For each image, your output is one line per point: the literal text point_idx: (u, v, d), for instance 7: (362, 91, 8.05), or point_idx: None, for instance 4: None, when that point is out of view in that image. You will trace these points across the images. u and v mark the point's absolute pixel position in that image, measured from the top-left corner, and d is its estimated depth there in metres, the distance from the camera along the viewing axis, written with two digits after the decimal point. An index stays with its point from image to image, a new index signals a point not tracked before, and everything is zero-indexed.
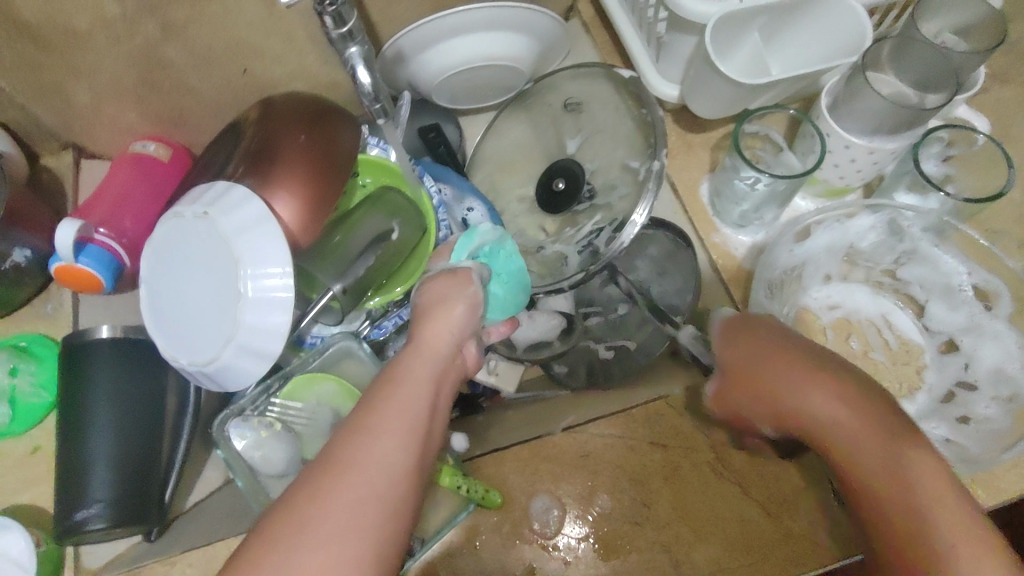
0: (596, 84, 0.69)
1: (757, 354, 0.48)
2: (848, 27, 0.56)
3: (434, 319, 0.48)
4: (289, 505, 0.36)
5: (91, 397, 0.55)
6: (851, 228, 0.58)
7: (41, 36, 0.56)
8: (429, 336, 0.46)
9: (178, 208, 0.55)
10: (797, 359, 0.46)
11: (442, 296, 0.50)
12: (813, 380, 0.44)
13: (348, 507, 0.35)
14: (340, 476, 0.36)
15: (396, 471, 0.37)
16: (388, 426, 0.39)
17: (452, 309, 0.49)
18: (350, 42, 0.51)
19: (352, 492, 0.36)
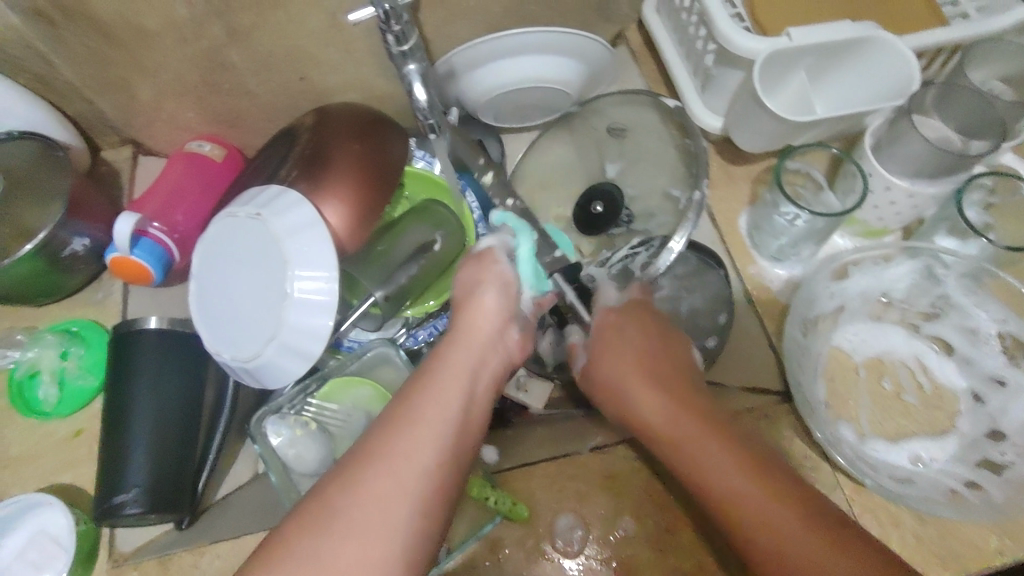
0: (643, 112, 0.72)
1: (619, 353, 0.57)
2: (896, 72, 0.56)
3: (474, 308, 0.52)
4: (327, 488, 0.40)
5: (136, 384, 0.57)
6: (886, 275, 0.59)
7: (113, 34, 0.60)
8: (468, 328, 0.51)
9: (233, 208, 0.57)
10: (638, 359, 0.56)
11: (484, 288, 0.53)
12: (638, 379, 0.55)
13: (380, 493, 0.39)
14: (373, 463, 0.40)
15: (426, 460, 0.41)
16: (421, 417, 0.43)
17: (489, 299, 0.53)
18: (408, 60, 0.52)
19: (383, 478, 0.40)
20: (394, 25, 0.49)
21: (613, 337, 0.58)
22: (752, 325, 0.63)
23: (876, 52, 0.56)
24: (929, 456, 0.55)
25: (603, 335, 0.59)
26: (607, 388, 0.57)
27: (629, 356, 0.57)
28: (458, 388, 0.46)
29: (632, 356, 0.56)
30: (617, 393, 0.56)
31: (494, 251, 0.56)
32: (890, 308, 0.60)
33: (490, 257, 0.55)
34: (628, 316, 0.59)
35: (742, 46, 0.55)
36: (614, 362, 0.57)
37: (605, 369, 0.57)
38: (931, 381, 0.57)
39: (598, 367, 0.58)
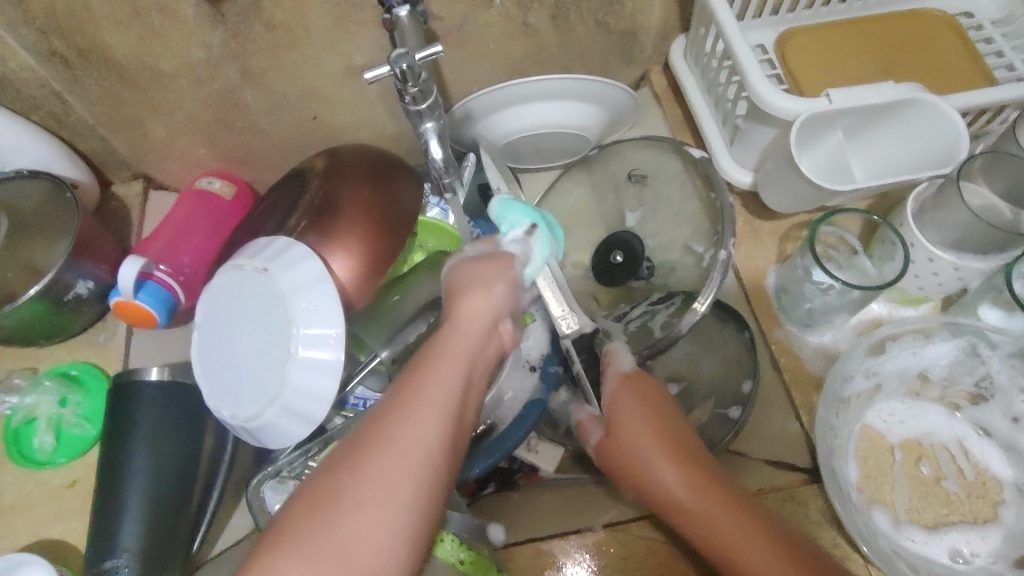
0: (664, 157, 0.68)
1: (638, 424, 0.53)
2: (941, 137, 0.53)
3: (473, 291, 0.45)
4: (327, 478, 0.37)
5: (131, 441, 0.56)
6: (927, 354, 0.56)
7: (127, 73, 0.59)
8: (468, 311, 0.44)
9: (239, 259, 0.55)
10: (656, 422, 0.53)
11: (488, 275, 0.46)
12: (664, 448, 0.52)
13: (385, 482, 0.36)
14: (376, 451, 0.37)
15: (428, 448, 0.37)
16: (424, 404, 0.38)
17: (486, 283, 0.45)
18: (425, 118, 0.50)
19: (388, 467, 0.36)
20: (412, 85, 0.46)
21: (631, 405, 0.54)
22: (778, 394, 0.59)
23: (917, 114, 0.53)
24: (970, 550, 0.50)
25: (623, 403, 0.54)
26: (622, 461, 0.53)
27: (649, 425, 0.53)
28: (459, 374, 0.41)
29: (652, 425, 0.53)
30: (630, 464, 0.52)
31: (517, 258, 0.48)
32: (927, 382, 0.56)
33: (508, 261, 0.47)
34: (647, 389, 0.55)
35: (775, 106, 0.53)
36: (634, 436, 0.53)
37: (624, 442, 0.53)
38: (974, 467, 0.53)
39: (618, 439, 0.53)
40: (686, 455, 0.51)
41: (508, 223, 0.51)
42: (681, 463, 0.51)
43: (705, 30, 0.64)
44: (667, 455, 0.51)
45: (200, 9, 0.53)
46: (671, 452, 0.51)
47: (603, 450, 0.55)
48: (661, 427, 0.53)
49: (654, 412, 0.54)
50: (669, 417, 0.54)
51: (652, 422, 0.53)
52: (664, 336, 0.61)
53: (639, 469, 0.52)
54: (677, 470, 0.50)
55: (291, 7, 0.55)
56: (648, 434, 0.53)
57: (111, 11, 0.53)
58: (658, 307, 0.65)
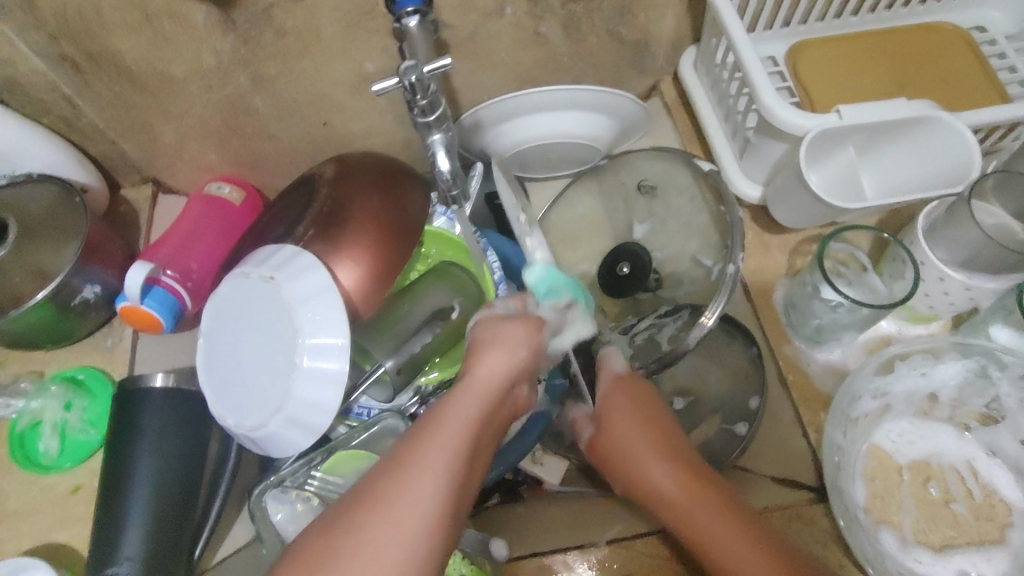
0: (675, 170, 0.68)
1: (627, 419, 0.54)
2: (952, 156, 0.52)
3: (492, 351, 0.46)
4: (321, 538, 0.36)
5: (137, 447, 0.56)
6: (937, 376, 0.55)
7: (138, 79, 0.59)
8: (484, 372, 0.45)
9: (246, 267, 0.55)
10: (649, 423, 0.53)
11: (510, 337, 0.47)
12: (655, 448, 0.52)
13: (378, 545, 0.36)
14: (373, 510, 0.37)
15: (427, 511, 0.37)
16: (427, 467, 0.38)
17: (504, 345, 0.46)
18: (434, 129, 0.50)
19: (382, 529, 0.36)
20: (420, 97, 0.46)
21: (623, 404, 0.54)
22: (785, 410, 0.59)
23: (929, 131, 0.53)
24: (977, 573, 0.50)
25: (615, 402, 0.55)
26: (613, 458, 0.54)
27: (639, 425, 0.53)
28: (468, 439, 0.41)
29: (643, 424, 0.53)
30: (623, 459, 0.53)
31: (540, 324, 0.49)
32: (936, 403, 0.56)
33: (536, 324, 0.49)
34: (639, 389, 0.55)
35: (786, 122, 0.53)
36: (625, 433, 0.53)
37: (615, 439, 0.54)
38: (982, 488, 0.52)
39: (609, 435, 0.54)
40: (677, 456, 0.52)
41: (548, 291, 0.53)
42: (671, 461, 0.51)
43: (716, 41, 0.63)
44: (654, 449, 0.52)
45: (211, 16, 0.53)
46: (660, 450, 0.52)
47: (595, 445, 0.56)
48: (652, 428, 0.53)
49: (647, 413, 0.54)
50: (661, 418, 0.54)
51: (645, 422, 0.54)
52: (673, 349, 0.60)
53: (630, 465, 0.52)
54: (668, 469, 0.51)
55: (302, 15, 0.55)
56: (640, 435, 0.53)
57: (122, 17, 0.53)
58: (665, 321, 0.64)
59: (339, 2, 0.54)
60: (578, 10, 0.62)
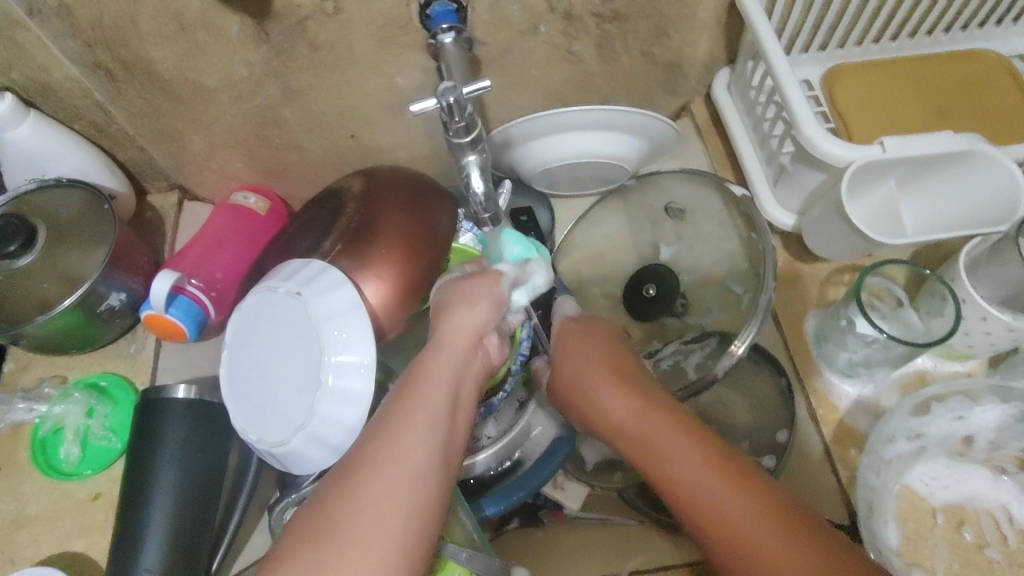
0: (704, 193, 0.66)
1: (583, 356, 0.54)
2: (997, 193, 0.51)
3: (457, 311, 0.49)
4: (318, 509, 0.38)
5: (158, 457, 0.56)
6: (974, 419, 0.54)
7: (171, 88, 0.59)
8: (452, 331, 0.47)
9: (273, 281, 0.55)
10: (604, 357, 0.53)
11: (468, 293, 0.50)
12: (610, 376, 0.51)
13: (378, 497, 0.38)
14: (367, 468, 0.39)
15: (416, 462, 0.39)
16: (407, 419, 0.41)
17: (465, 304, 0.49)
18: (469, 150, 0.49)
19: (377, 482, 0.38)
20: (457, 118, 0.46)
21: (575, 342, 0.56)
22: (815, 445, 0.58)
23: (974, 167, 0.52)
24: None
25: (567, 341, 0.56)
26: (570, 393, 0.54)
27: (589, 354, 0.54)
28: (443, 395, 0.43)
29: (592, 355, 0.54)
30: (581, 395, 0.53)
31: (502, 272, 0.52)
32: (972, 444, 0.54)
33: (496, 277, 0.51)
34: (590, 326, 0.57)
35: (828, 153, 0.51)
36: (577, 367, 0.54)
37: (568, 373, 0.54)
38: (1018, 534, 0.51)
39: (565, 374, 0.54)
40: (633, 381, 0.51)
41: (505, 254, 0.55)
42: (619, 381, 0.51)
43: (754, 65, 0.62)
44: (611, 378, 0.51)
45: (245, 28, 0.53)
46: (609, 374, 0.52)
47: (553, 385, 0.57)
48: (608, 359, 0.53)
49: (598, 347, 0.54)
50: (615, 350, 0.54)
51: (599, 356, 0.54)
52: (700, 377, 0.59)
53: (584, 397, 0.52)
54: (620, 392, 0.50)
55: (336, 29, 0.55)
56: (595, 367, 0.53)
57: (158, 27, 0.53)
58: (691, 347, 0.63)
59: (374, 17, 0.54)
60: (613, 30, 0.61)
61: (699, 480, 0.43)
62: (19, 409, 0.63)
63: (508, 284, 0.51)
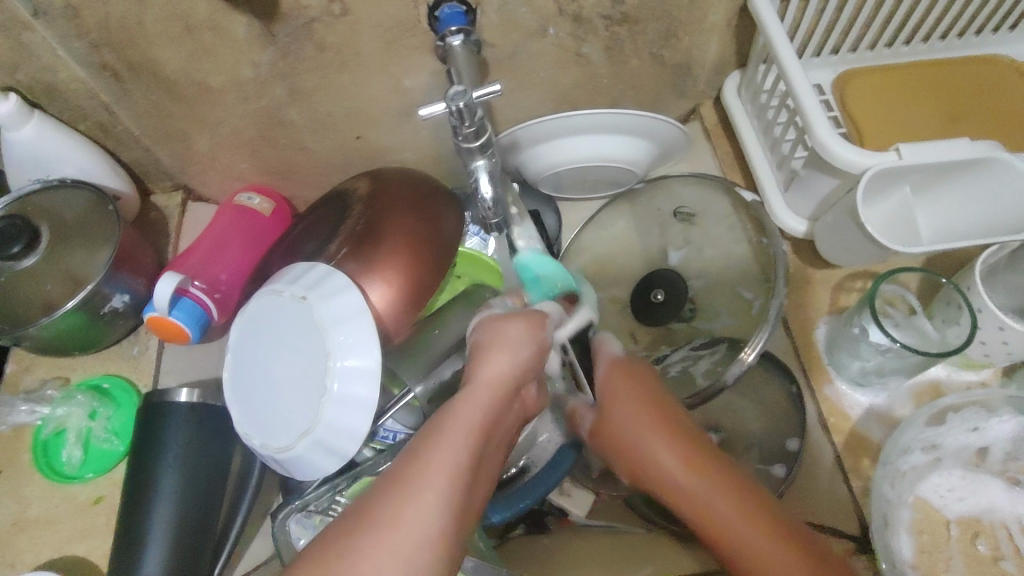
0: (713, 196, 0.65)
1: (630, 402, 0.50)
2: (1015, 198, 0.50)
3: (490, 355, 0.44)
4: (333, 548, 0.36)
5: (160, 461, 0.55)
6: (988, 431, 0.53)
7: (177, 89, 0.59)
8: (486, 375, 0.43)
9: (278, 285, 0.54)
10: (654, 403, 0.50)
11: (511, 336, 0.45)
12: (659, 427, 0.49)
13: (392, 552, 0.36)
14: (387, 519, 0.37)
15: (438, 519, 0.37)
16: (436, 476, 0.38)
17: (507, 348, 0.45)
18: (478, 155, 0.49)
19: (395, 539, 0.36)
20: (467, 124, 0.45)
21: (624, 388, 0.51)
22: (827, 453, 0.57)
23: (991, 173, 0.51)
24: None
25: (614, 388, 0.51)
26: (616, 445, 0.51)
27: (638, 407, 0.50)
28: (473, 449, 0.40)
29: (642, 405, 0.50)
30: (625, 446, 0.50)
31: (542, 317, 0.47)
32: (987, 456, 0.54)
33: (538, 320, 0.46)
34: (638, 372, 0.52)
35: (842, 158, 0.51)
36: (626, 418, 0.50)
37: (615, 423, 0.50)
38: None
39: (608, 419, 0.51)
40: (684, 434, 0.48)
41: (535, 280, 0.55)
42: (672, 434, 0.48)
43: (765, 68, 0.61)
44: (659, 430, 0.48)
45: (252, 29, 0.53)
46: (661, 429, 0.48)
47: (599, 431, 0.52)
48: (656, 405, 0.50)
49: (645, 390, 0.51)
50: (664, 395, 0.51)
51: (647, 402, 0.50)
52: (709, 383, 0.58)
53: (633, 452, 0.49)
54: (669, 447, 0.48)
55: (344, 30, 0.54)
56: (642, 417, 0.49)
57: (164, 28, 0.52)
58: (700, 353, 0.63)
59: (382, 18, 0.53)
60: (622, 32, 0.61)
61: (748, 551, 0.43)
62: (21, 411, 0.62)
63: (551, 326, 0.48)
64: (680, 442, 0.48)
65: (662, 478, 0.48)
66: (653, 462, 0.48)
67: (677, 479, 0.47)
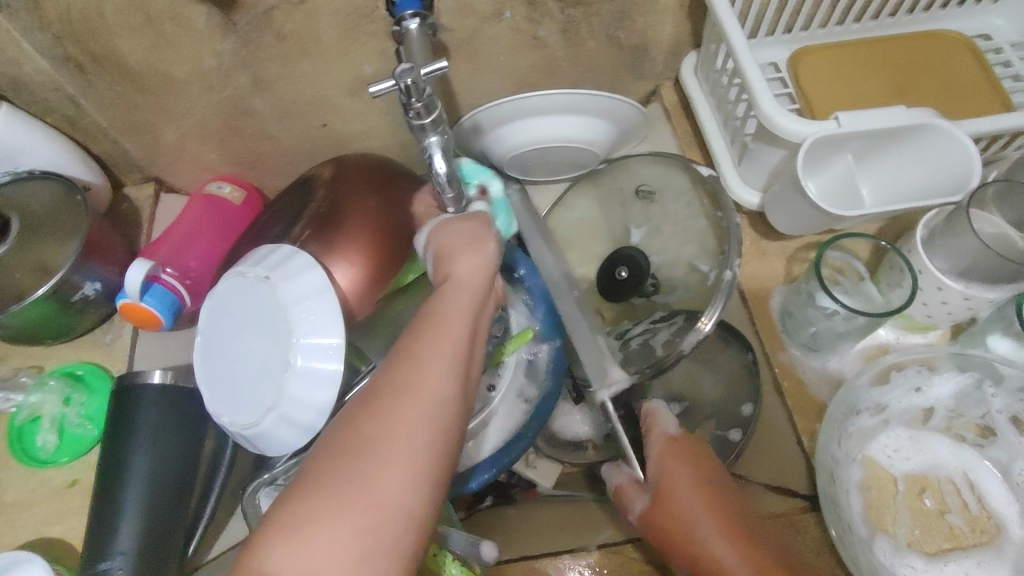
0: (673, 175, 0.67)
1: (685, 487, 0.50)
2: (951, 163, 0.52)
3: (470, 250, 0.44)
4: (354, 430, 0.36)
5: (133, 442, 0.57)
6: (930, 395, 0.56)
7: (140, 80, 0.60)
8: (463, 269, 0.43)
9: (242, 267, 0.56)
10: (710, 489, 0.50)
11: (476, 234, 0.45)
12: (714, 513, 0.49)
13: (412, 419, 0.36)
14: (401, 395, 0.37)
15: (445, 387, 0.37)
16: (440, 351, 0.38)
17: (479, 241, 0.45)
18: (430, 132, 0.50)
19: (412, 412, 0.36)
20: (416, 99, 0.47)
21: (682, 473, 0.50)
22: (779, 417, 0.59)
23: (930, 140, 0.53)
24: None
25: (669, 471, 0.51)
26: (668, 531, 0.49)
27: (698, 494, 0.49)
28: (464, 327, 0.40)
29: (699, 491, 0.49)
30: (680, 534, 0.49)
31: (489, 218, 0.48)
32: (932, 415, 0.56)
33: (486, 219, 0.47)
34: (694, 452, 0.52)
35: (785, 129, 0.52)
36: (684, 507, 0.49)
37: (674, 508, 0.49)
38: (978, 500, 0.52)
39: (663, 503, 0.50)
40: (746, 531, 0.48)
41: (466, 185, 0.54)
42: (731, 529, 0.48)
43: (716, 46, 0.63)
44: (713, 516, 0.48)
45: (212, 18, 0.54)
46: (722, 524, 0.48)
47: (649, 517, 0.51)
48: (707, 486, 0.50)
49: (699, 471, 0.51)
50: (718, 479, 0.51)
51: (704, 484, 0.50)
52: (668, 354, 0.59)
53: (687, 538, 0.48)
54: (725, 537, 0.47)
55: (302, 18, 0.55)
56: (698, 501, 0.49)
57: (125, 19, 0.53)
58: (659, 326, 0.64)
59: (338, 5, 0.55)
60: (577, 15, 0.62)
61: None
62: None
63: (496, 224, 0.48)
64: (735, 536, 0.47)
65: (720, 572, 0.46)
66: (712, 551, 0.47)
67: (734, 572, 0.46)
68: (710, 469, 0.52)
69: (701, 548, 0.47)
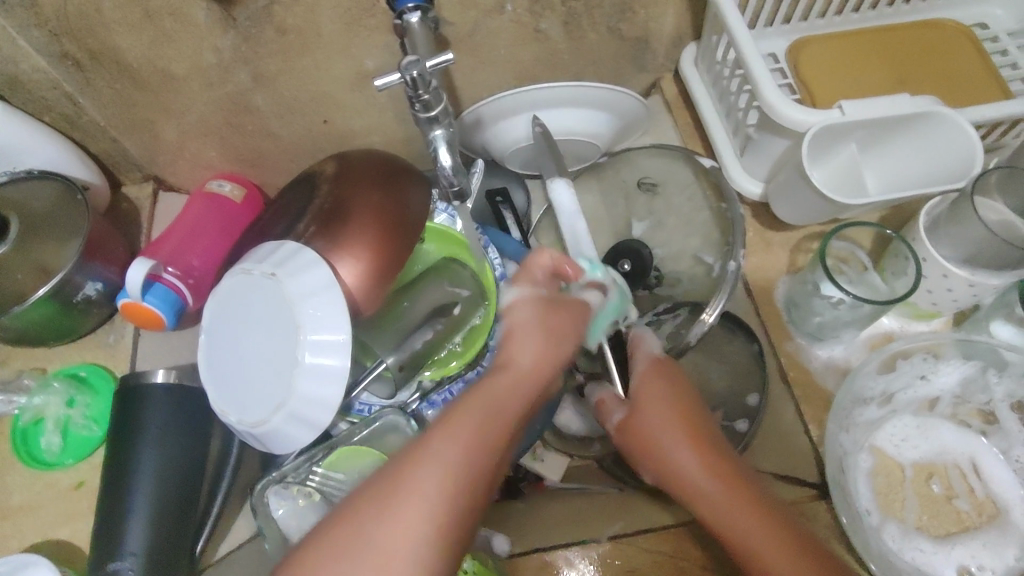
0: (675, 166, 0.67)
1: (663, 407, 0.53)
2: (955, 150, 0.52)
3: (530, 339, 0.46)
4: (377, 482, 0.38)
5: (140, 444, 0.56)
6: (936, 383, 0.56)
7: (140, 77, 0.59)
8: (529, 358, 0.45)
9: (248, 264, 0.55)
10: (686, 413, 0.53)
11: (558, 329, 0.47)
12: (687, 434, 0.52)
13: (421, 505, 0.37)
14: (408, 478, 0.38)
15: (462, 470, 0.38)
16: (485, 420, 0.41)
17: (548, 338, 0.46)
18: (435, 125, 0.50)
19: (433, 479, 0.38)
20: (423, 93, 0.47)
21: (660, 390, 0.54)
22: (786, 407, 0.59)
23: (933, 127, 0.53)
24: (979, 565, 0.50)
25: (651, 388, 0.54)
26: (643, 443, 0.53)
27: (672, 412, 0.53)
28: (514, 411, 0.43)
29: (675, 413, 0.53)
30: (651, 448, 0.52)
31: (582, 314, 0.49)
32: (937, 403, 0.56)
33: (575, 309, 0.49)
34: (672, 375, 0.55)
35: (789, 118, 0.53)
36: (659, 421, 0.53)
37: (648, 425, 0.53)
38: (984, 485, 0.53)
39: (640, 419, 0.53)
40: (713, 446, 0.51)
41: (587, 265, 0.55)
42: (699, 443, 0.51)
43: (718, 38, 0.63)
44: (685, 434, 0.52)
45: (211, 13, 0.53)
46: (689, 435, 0.52)
47: (625, 429, 0.54)
48: (686, 413, 0.53)
49: (677, 396, 0.54)
50: (697, 405, 0.54)
51: (682, 410, 0.53)
52: (673, 347, 0.60)
53: (657, 450, 0.52)
54: (693, 451, 0.51)
55: (303, 13, 0.55)
56: (673, 422, 0.52)
57: (124, 15, 0.53)
58: (664, 317, 0.63)
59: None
60: (579, 8, 0.62)
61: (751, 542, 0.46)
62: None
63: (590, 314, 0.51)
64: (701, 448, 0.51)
65: (687, 480, 0.50)
66: (679, 464, 0.51)
67: (698, 480, 0.50)
68: (689, 396, 0.54)
69: (670, 461, 0.51)
